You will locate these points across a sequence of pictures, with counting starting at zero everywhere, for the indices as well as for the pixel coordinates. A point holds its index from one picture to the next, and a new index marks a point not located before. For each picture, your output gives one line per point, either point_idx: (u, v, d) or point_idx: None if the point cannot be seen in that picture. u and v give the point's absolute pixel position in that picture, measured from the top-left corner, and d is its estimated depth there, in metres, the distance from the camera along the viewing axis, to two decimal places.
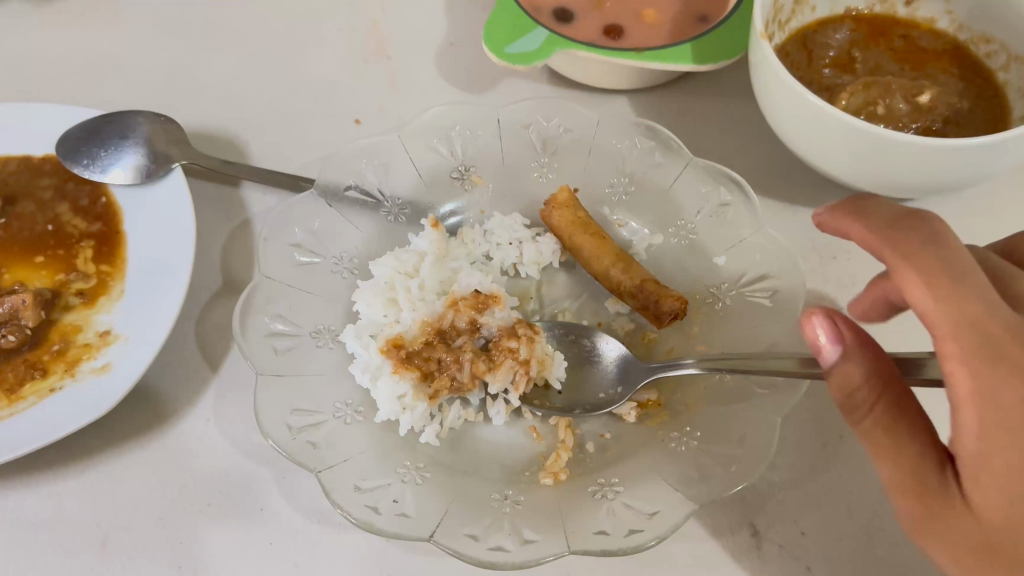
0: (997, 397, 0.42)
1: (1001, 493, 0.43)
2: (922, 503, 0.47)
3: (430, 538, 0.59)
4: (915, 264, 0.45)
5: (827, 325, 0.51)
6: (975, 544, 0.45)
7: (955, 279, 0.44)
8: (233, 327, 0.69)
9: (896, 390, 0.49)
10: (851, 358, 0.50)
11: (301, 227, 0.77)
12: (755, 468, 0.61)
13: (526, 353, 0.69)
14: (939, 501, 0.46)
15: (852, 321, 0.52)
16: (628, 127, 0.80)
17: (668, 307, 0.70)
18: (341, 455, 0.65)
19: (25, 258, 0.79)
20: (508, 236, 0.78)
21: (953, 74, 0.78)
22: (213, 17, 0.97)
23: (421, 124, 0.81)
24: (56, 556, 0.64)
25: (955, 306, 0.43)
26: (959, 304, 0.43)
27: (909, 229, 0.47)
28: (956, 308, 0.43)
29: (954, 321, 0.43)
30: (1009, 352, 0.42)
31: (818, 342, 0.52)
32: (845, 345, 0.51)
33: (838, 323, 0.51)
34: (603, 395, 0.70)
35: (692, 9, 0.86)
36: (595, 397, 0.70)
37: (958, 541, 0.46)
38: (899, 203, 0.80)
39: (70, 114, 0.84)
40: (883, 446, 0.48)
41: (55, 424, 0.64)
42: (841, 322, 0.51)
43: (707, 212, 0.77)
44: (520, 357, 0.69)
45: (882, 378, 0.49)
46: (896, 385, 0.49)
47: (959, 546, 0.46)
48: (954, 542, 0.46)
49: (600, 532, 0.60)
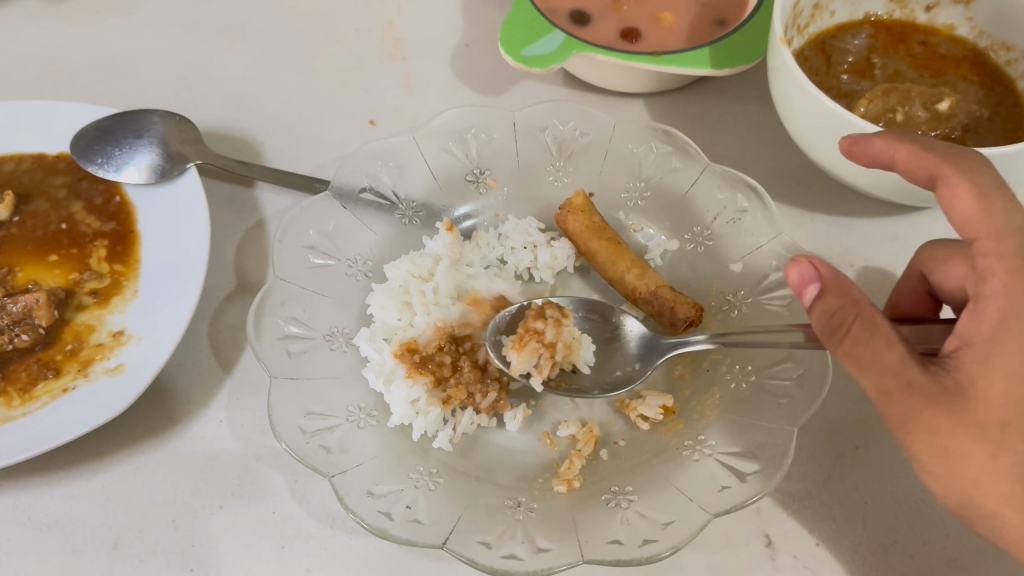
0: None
1: (998, 372, 0.47)
2: (911, 399, 0.48)
3: (443, 545, 0.59)
4: (971, 178, 0.51)
5: (805, 269, 0.52)
6: (967, 426, 0.47)
7: (1004, 194, 0.50)
8: (247, 329, 0.68)
9: (871, 311, 0.49)
10: (829, 292, 0.50)
11: (315, 229, 0.76)
12: (773, 478, 0.60)
13: (553, 335, 0.70)
14: (933, 393, 0.47)
15: (824, 262, 0.53)
16: (644, 132, 0.80)
17: (682, 314, 0.69)
18: (353, 460, 0.65)
19: (38, 257, 0.79)
20: (522, 240, 0.78)
21: (973, 81, 0.77)
22: (227, 17, 0.97)
23: (436, 125, 0.81)
24: (68, 558, 0.64)
25: (1003, 217, 0.49)
26: (1006, 214, 0.49)
27: (961, 154, 0.53)
28: (1005, 215, 0.50)
29: (1009, 225, 0.49)
30: None
31: (802, 286, 0.52)
32: (823, 281, 0.51)
33: (816, 266, 0.52)
34: (621, 373, 0.71)
35: (710, 13, 0.85)
36: (612, 374, 0.71)
37: (945, 428, 0.47)
38: (916, 211, 0.80)
39: (85, 112, 0.84)
40: (868, 356, 0.48)
41: (67, 424, 0.64)
42: (816, 264, 0.53)
43: (725, 217, 0.76)
44: (546, 339, 0.69)
45: (859, 302, 0.49)
46: (870, 307, 0.49)
47: (948, 430, 0.47)
48: (935, 428, 0.47)
49: (614, 542, 0.59)
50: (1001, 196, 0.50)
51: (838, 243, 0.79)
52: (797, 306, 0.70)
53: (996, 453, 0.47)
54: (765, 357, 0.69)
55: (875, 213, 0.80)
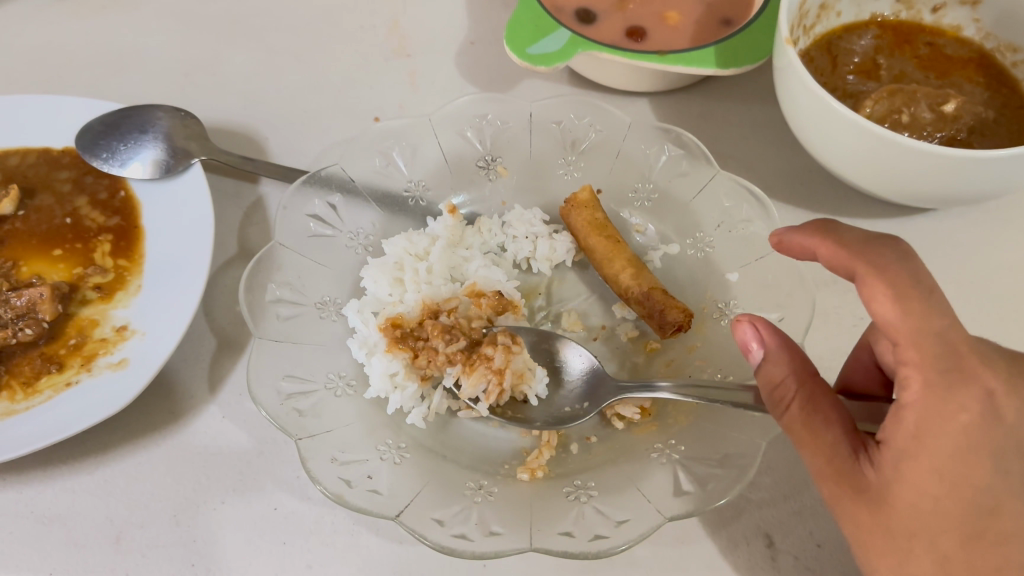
0: (949, 401, 0.47)
1: (925, 474, 0.46)
2: (840, 489, 0.49)
3: (396, 517, 0.59)
4: (884, 278, 0.48)
5: (750, 333, 0.55)
6: (878, 528, 0.48)
7: (927, 297, 0.47)
8: (239, 290, 0.69)
9: (810, 387, 0.51)
10: (773, 360, 0.53)
11: (321, 199, 0.77)
12: (731, 489, 0.60)
13: (501, 362, 0.68)
14: (856, 486, 0.48)
15: (776, 329, 0.55)
16: (654, 132, 0.80)
17: (671, 318, 0.69)
18: (324, 426, 0.66)
19: (43, 251, 0.79)
20: (525, 230, 0.78)
21: (979, 83, 0.77)
22: (232, 13, 0.97)
23: (453, 110, 0.81)
24: (68, 552, 0.64)
25: (922, 324, 0.47)
26: (925, 318, 0.47)
27: (879, 247, 0.50)
28: (920, 321, 0.47)
29: (920, 333, 0.47)
30: (959, 365, 0.47)
31: (748, 346, 0.56)
32: (767, 348, 0.54)
33: (761, 330, 0.55)
34: (567, 409, 0.69)
35: (717, 12, 0.85)
36: (559, 409, 0.69)
37: (863, 521, 0.48)
38: (920, 212, 0.80)
39: (91, 107, 0.84)
40: (803, 436, 0.51)
41: (69, 419, 0.64)
42: (764, 329, 0.55)
43: (726, 226, 0.76)
44: (495, 365, 0.68)
45: (799, 375, 0.52)
46: (811, 381, 0.52)
47: (864, 529, 0.48)
48: (854, 524, 0.49)
49: (566, 534, 0.59)
50: (931, 301, 0.47)
51: None
52: (787, 321, 0.69)
53: (907, 561, 0.47)
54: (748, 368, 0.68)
55: (880, 214, 0.80)
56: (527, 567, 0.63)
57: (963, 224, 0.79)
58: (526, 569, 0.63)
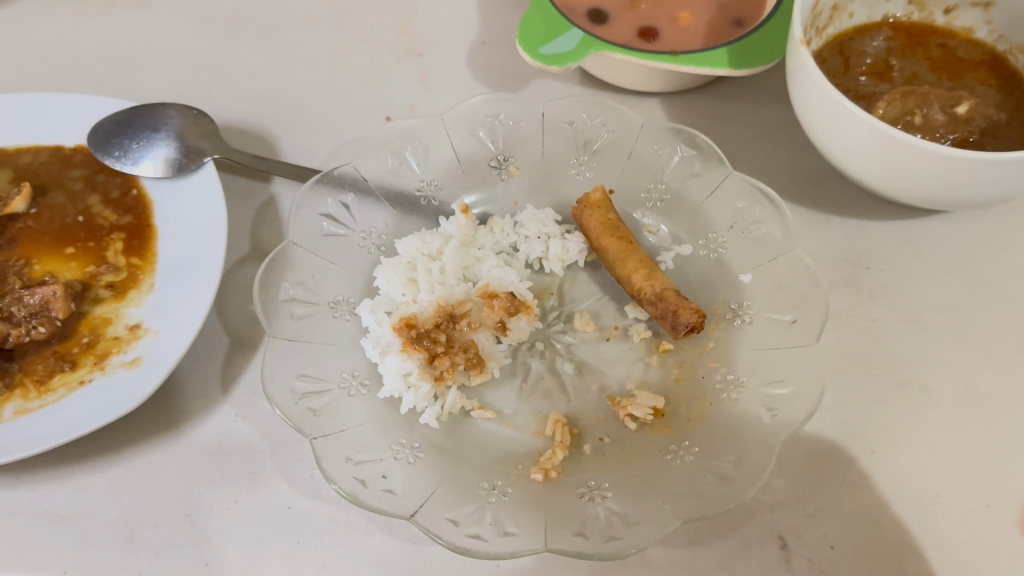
0: None
1: None
2: None
3: (410, 517, 0.59)
4: None
5: None
6: None
7: None
8: (253, 291, 0.69)
9: None
10: None
11: (334, 199, 0.77)
12: (750, 488, 0.60)
13: None
14: None
15: None
16: (667, 133, 0.79)
17: (684, 320, 0.68)
18: (338, 425, 0.66)
19: (55, 249, 0.79)
20: (537, 229, 0.78)
21: (992, 85, 0.77)
22: (243, 12, 0.96)
23: (464, 110, 0.81)
24: (82, 552, 0.64)
25: None
26: None
27: None
28: None
29: None
30: None
31: None
32: None
33: None
34: None
35: (728, 13, 0.85)
36: None
37: None
38: (932, 214, 0.79)
39: (102, 105, 0.84)
40: None
41: (84, 418, 0.64)
42: None
43: (739, 227, 0.76)
44: None
45: None
46: None
47: None
48: None
49: (580, 534, 0.59)
50: None
51: (854, 245, 0.78)
52: (801, 322, 0.69)
53: None
54: (763, 371, 0.68)
55: (891, 216, 0.80)
56: (539, 569, 0.63)
57: (977, 227, 0.79)
58: (540, 570, 0.63)
